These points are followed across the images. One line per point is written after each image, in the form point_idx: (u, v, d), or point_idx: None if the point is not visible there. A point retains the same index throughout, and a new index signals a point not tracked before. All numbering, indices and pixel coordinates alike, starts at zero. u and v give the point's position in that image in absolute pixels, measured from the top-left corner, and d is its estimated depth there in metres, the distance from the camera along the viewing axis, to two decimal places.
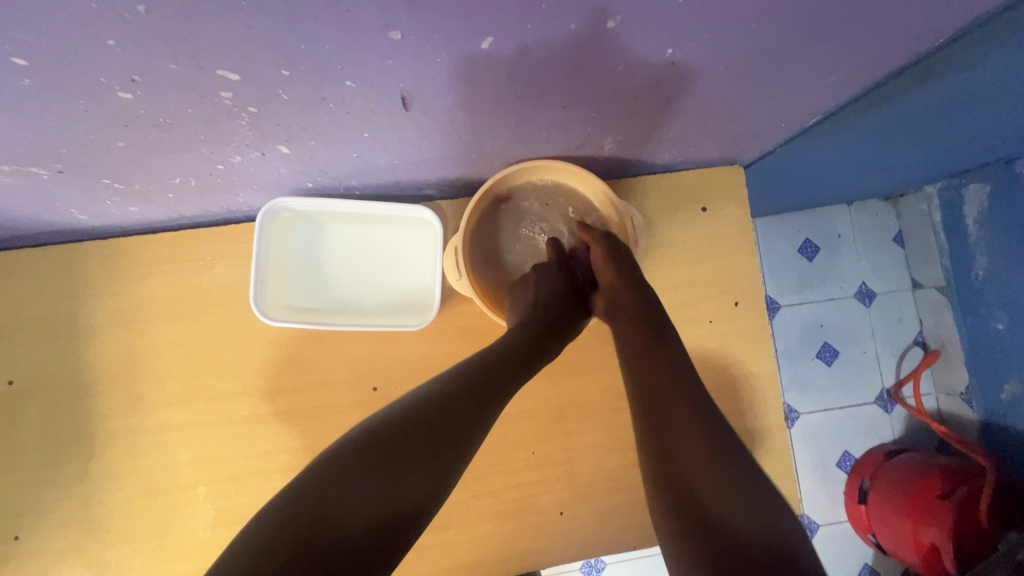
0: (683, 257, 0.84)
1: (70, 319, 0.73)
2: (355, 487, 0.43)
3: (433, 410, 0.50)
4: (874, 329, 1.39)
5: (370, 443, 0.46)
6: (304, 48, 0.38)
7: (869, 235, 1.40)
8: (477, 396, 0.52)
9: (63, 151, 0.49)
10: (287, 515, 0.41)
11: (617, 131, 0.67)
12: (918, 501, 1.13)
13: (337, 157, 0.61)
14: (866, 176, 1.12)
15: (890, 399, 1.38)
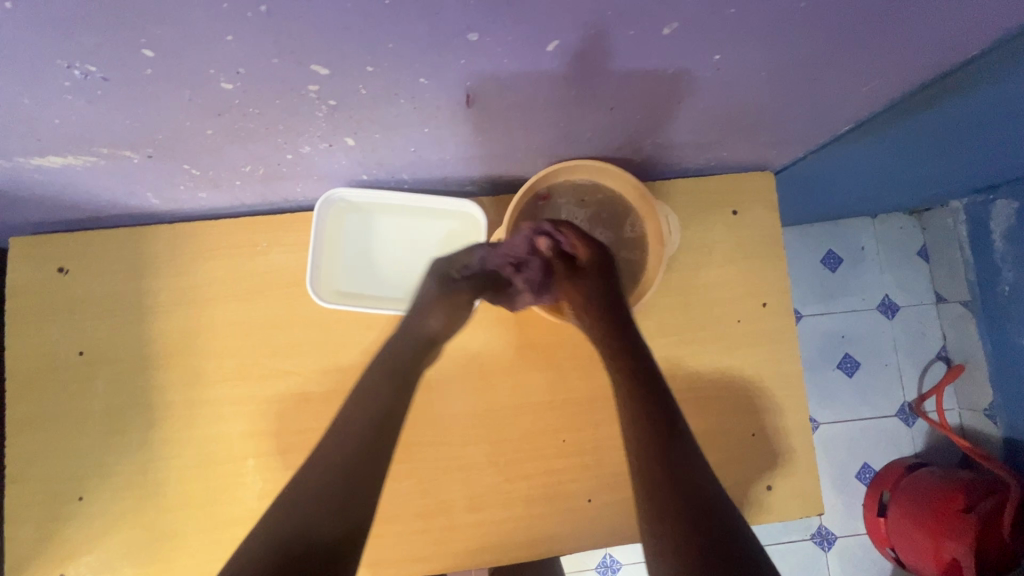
0: (714, 258, 0.87)
1: (135, 296, 0.78)
2: (330, 476, 0.57)
3: (364, 397, 0.62)
4: (896, 342, 1.40)
5: (342, 436, 0.60)
6: (392, 46, 0.43)
7: (894, 248, 1.41)
8: (390, 374, 0.65)
9: (159, 137, 0.54)
10: (293, 503, 0.56)
11: (658, 133, 0.70)
12: (938, 516, 1.13)
13: (395, 150, 0.65)
14: (891, 188, 1.14)
15: (912, 412, 1.38)
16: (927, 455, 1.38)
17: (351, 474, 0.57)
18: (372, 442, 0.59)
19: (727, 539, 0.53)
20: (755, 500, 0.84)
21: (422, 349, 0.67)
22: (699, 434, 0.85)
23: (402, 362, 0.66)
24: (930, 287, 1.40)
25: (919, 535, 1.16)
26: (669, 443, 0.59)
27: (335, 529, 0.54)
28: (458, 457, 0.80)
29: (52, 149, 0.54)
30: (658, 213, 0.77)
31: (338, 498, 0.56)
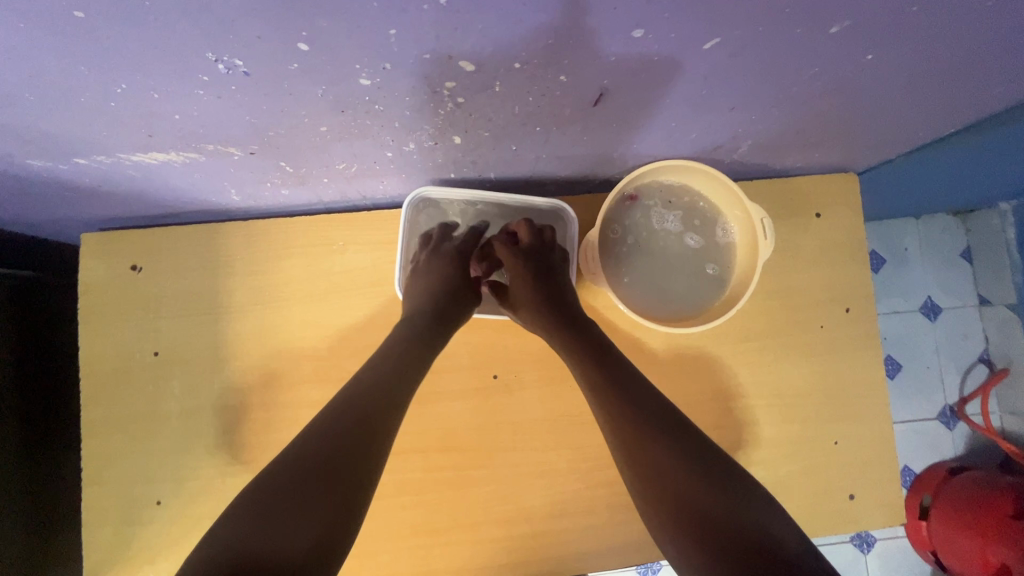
0: (796, 262, 0.85)
1: (211, 296, 0.76)
2: (331, 434, 0.53)
3: (363, 378, 0.60)
4: (938, 346, 1.30)
5: (334, 407, 0.56)
6: (552, 43, 0.42)
7: (939, 249, 1.31)
8: (395, 359, 0.64)
9: (271, 134, 0.52)
10: (280, 467, 0.51)
11: (762, 134, 0.68)
12: (986, 519, 1.05)
13: (496, 150, 0.63)
14: (956, 192, 1.10)
15: (953, 416, 1.29)
16: (970, 459, 1.28)
17: (350, 430, 0.54)
18: (355, 405, 0.56)
19: (740, 537, 0.48)
20: (836, 509, 0.82)
21: (421, 334, 0.68)
22: (781, 441, 0.83)
23: (403, 347, 0.66)
24: (974, 288, 1.30)
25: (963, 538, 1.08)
26: (635, 439, 0.57)
27: (299, 480, 0.49)
28: (537, 462, 0.78)
29: (159, 145, 0.52)
30: (753, 218, 0.72)
31: (316, 454, 0.51)
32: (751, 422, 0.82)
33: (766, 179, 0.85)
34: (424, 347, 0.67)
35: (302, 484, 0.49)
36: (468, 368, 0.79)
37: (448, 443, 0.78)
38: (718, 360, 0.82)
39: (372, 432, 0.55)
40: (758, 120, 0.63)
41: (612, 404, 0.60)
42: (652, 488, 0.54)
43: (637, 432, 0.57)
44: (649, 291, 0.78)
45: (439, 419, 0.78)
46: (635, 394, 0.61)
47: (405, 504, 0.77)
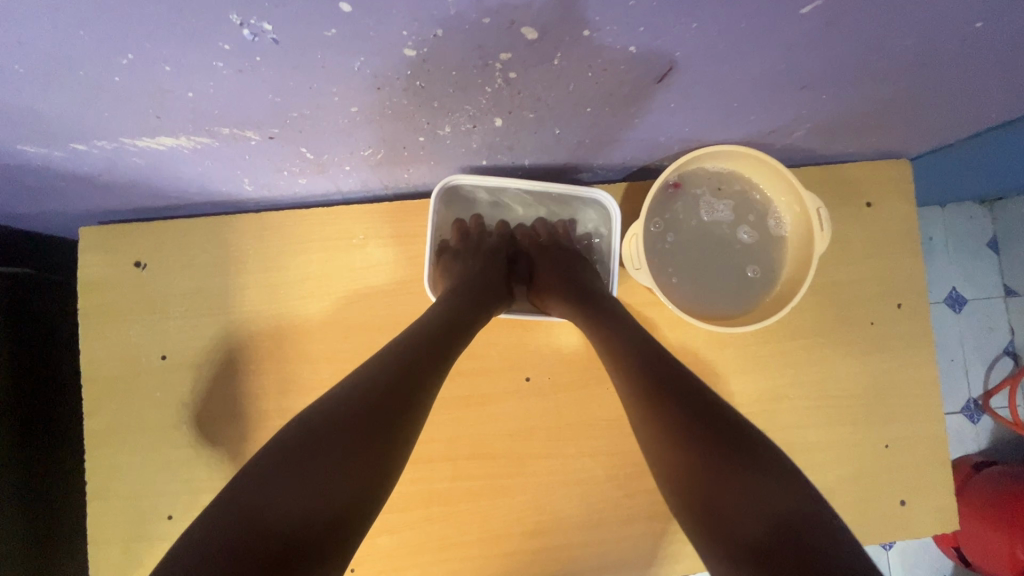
0: (845, 254, 0.79)
1: (221, 295, 0.70)
2: (363, 395, 0.42)
3: (396, 344, 0.50)
4: (963, 339, 1.20)
5: (361, 370, 0.46)
6: (631, 5, 0.37)
7: (966, 239, 1.20)
8: (434, 326, 0.54)
9: (295, 115, 0.46)
10: (285, 431, 0.40)
11: (823, 116, 0.63)
12: (1015, 513, 1.00)
13: (537, 134, 0.57)
14: (992, 184, 1.03)
15: (978, 408, 1.20)
16: (992, 454, 1.19)
17: (389, 393, 0.43)
18: (394, 367, 0.46)
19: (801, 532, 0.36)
20: (888, 514, 0.78)
21: (458, 304, 0.59)
22: (831, 445, 0.78)
23: (440, 316, 0.56)
24: (999, 279, 1.20)
25: (989, 533, 1.03)
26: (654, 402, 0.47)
27: (321, 442, 0.38)
28: (574, 470, 0.73)
29: (169, 129, 0.46)
30: (809, 208, 0.67)
31: (340, 415, 0.40)
32: (798, 425, 0.77)
33: (813, 167, 0.79)
34: (462, 317, 0.58)
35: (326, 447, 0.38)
36: (500, 370, 0.73)
37: (478, 450, 0.73)
38: (765, 359, 0.77)
39: (412, 399, 0.45)
40: (826, 98, 0.58)
41: (632, 365, 0.51)
42: (663, 460, 0.44)
43: (651, 395, 0.47)
44: (695, 287, 0.73)
45: (469, 425, 0.73)
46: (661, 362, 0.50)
47: (434, 515, 0.72)
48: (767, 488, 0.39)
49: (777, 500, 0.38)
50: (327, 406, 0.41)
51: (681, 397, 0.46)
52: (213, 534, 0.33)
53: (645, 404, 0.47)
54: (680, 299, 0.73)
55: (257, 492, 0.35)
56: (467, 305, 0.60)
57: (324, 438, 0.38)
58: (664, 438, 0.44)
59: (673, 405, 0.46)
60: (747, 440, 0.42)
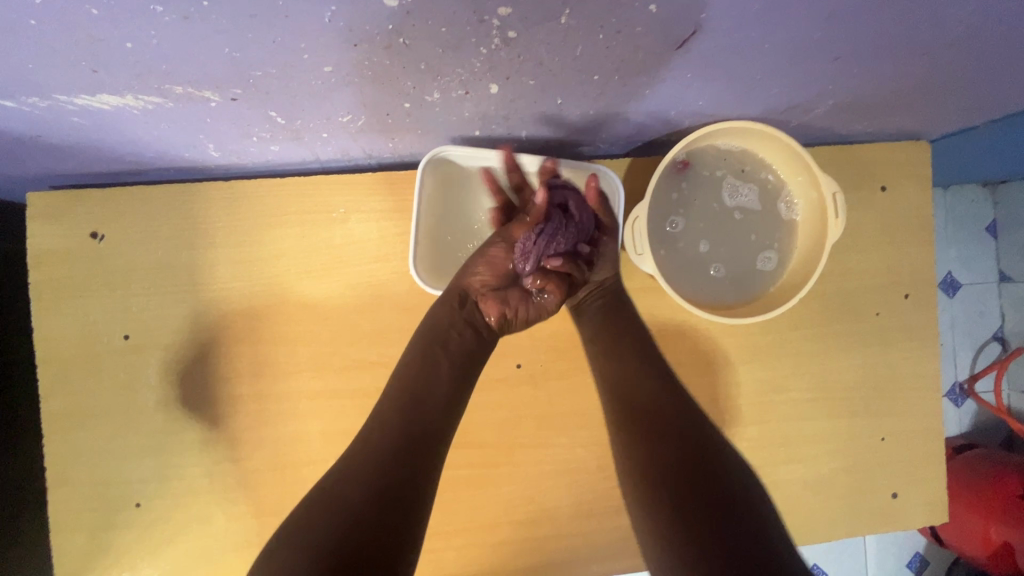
0: (855, 241, 0.75)
1: (189, 270, 0.65)
2: (338, 522, 0.42)
3: (354, 459, 0.47)
4: (953, 325, 1.19)
5: (341, 489, 0.44)
6: None
7: (965, 222, 1.17)
8: (396, 436, 0.48)
9: (260, 74, 0.40)
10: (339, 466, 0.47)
11: (849, 93, 0.58)
12: (992, 498, 1.01)
13: (538, 103, 0.52)
14: (996, 168, 0.99)
15: (963, 393, 1.20)
16: (975, 437, 1.20)
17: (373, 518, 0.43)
18: (383, 435, 0.48)
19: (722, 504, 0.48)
20: (879, 505, 0.77)
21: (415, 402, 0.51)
22: (827, 437, 0.76)
23: (399, 421, 0.49)
24: (995, 263, 1.17)
25: (967, 517, 1.04)
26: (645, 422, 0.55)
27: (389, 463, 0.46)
28: (564, 459, 0.71)
29: (113, 86, 0.40)
30: (824, 192, 0.63)
31: (381, 458, 0.46)
32: (794, 417, 0.75)
33: (828, 145, 0.75)
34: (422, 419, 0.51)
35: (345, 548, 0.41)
36: (489, 357, 0.69)
37: (466, 438, 0.69)
38: (766, 349, 0.74)
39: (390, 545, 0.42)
40: (856, 72, 0.53)
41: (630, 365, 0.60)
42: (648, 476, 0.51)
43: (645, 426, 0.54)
44: (705, 275, 0.69)
45: None
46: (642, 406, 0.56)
47: None
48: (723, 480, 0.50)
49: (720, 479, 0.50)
50: (394, 400, 0.51)
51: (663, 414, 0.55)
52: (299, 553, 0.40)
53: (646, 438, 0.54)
54: (692, 291, 0.68)
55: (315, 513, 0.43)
56: (424, 403, 0.52)
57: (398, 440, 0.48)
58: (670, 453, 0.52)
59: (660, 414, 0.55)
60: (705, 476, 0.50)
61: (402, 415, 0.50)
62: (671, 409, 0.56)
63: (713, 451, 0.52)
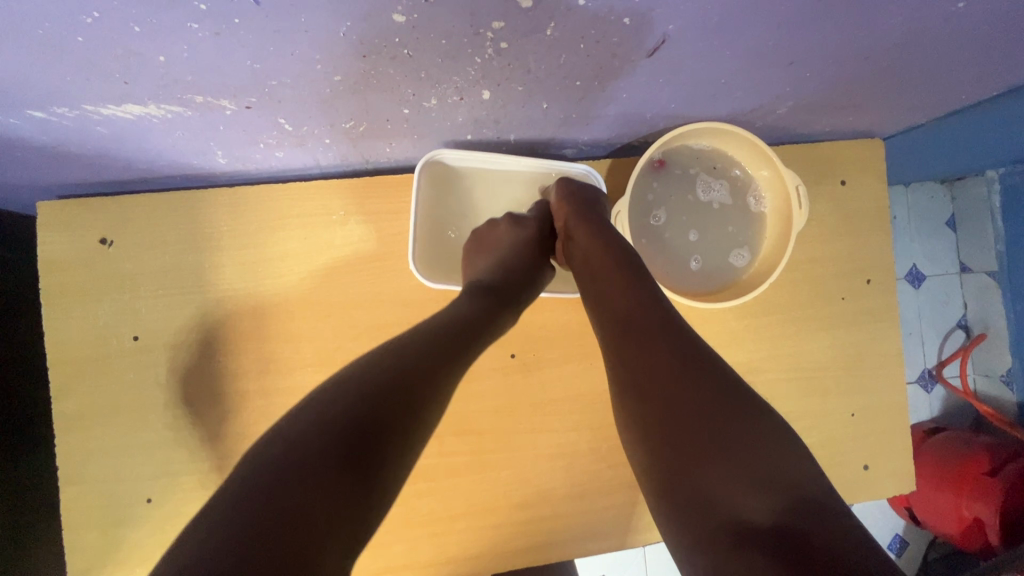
0: (820, 231, 0.81)
1: (195, 272, 0.68)
2: (276, 492, 0.36)
3: (273, 479, 0.36)
4: (920, 313, 1.26)
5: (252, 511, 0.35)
6: None
7: (926, 217, 1.25)
8: (333, 455, 0.38)
9: (275, 83, 0.44)
10: (301, 415, 0.41)
11: (806, 95, 0.64)
12: (963, 476, 1.08)
13: (525, 108, 0.56)
14: (949, 165, 1.07)
15: (931, 378, 1.27)
16: (944, 420, 1.28)
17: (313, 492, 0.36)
18: (357, 393, 0.42)
19: (711, 495, 0.42)
20: (852, 477, 0.82)
21: (369, 422, 0.40)
22: (802, 414, 0.81)
23: (381, 377, 0.43)
24: (955, 256, 1.25)
25: (939, 496, 1.11)
26: (646, 376, 0.48)
27: (352, 430, 0.39)
28: (558, 442, 0.75)
29: (138, 96, 0.43)
30: (787, 185, 0.69)
31: (344, 419, 0.40)
32: (770, 396, 0.80)
33: (791, 144, 0.81)
34: (370, 445, 0.39)
35: (276, 523, 0.35)
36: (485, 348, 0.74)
37: (465, 426, 0.73)
38: (742, 334, 0.79)
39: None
40: (809, 75, 0.59)
41: (645, 328, 0.51)
42: (658, 471, 0.45)
43: (637, 381, 0.48)
44: (683, 263, 0.74)
45: (455, 401, 0.73)
46: (642, 358, 0.49)
47: (420, 492, 0.72)
48: (719, 470, 0.42)
49: (723, 465, 0.42)
50: (380, 360, 0.46)
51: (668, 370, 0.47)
52: (225, 523, 0.34)
53: (636, 394, 0.48)
54: (671, 279, 0.74)
55: (262, 473, 0.37)
56: (415, 377, 0.45)
57: (376, 404, 0.41)
58: (685, 450, 0.44)
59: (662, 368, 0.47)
60: (693, 460, 0.43)
61: (343, 432, 0.39)
62: (692, 395, 0.45)
63: (715, 443, 0.43)
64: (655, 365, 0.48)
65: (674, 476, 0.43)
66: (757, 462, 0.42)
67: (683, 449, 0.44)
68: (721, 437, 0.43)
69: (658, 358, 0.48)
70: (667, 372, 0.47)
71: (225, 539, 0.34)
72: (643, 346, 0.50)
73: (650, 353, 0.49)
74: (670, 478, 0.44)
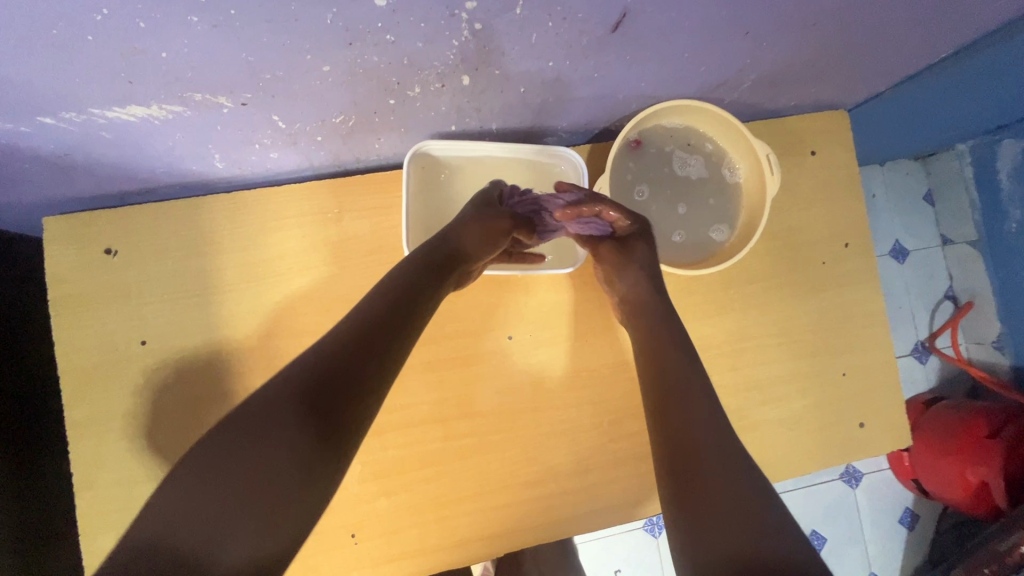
0: (796, 201, 0.85)
1: (199, 275, 0.70)
2: (209, 472, 0.39)
3: (222, 471, 0.39)
4: (908, 287, 1.29)
5: (198, 497, 0.38)
6: None
7: (904, 194, 1.29)
8: (275, 441, 0.40)
9: (268, 77, 0.47)
10: (256, 397, 0.43)
11: (767, 66, 0.68)
12: (964, 442, 1.10)
13: (503, 93, 0.60)
14: (916, 139, 1.13)
15: (925, 350, 1.30)
16: (941, 389, 1.30)
17: (240, 475, 0.39)
18: (307, 377, 0.43)
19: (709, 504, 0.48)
20: (850, 435, 0.84)
21: (315, 417, 0.42)
22: (794, 378, 0.83)
23: (333, 361, 0.44)
24: (936, 229, 1.30)
25: (944, 465, 1.13)
26: (667, 403, 0.57)
27: (285, 416, 0.41)
28: (560, 419, 0.77)
29: (141, 96, 0.46)
30: (758, 155, 0.72)
31: (283, 408, 0.42)
32: (763, 361, 0.83)
33: (762, 120, 0.85)
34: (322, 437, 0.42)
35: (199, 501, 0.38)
36: (483, 331, 0.76)
37: (469, 409, 0.75)
38: (730, 303, 0.82)
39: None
40: (767, 45, 0.63)
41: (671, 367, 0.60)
42: (670, 483, 0.52)
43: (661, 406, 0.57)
44: (666, 237, 0.78)
45: (457, 385, 0.75)
46: (668, 388, 0.58)
47: (429, 476, 0.73)
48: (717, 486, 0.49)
49: (721, 481, 0.49)
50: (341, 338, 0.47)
51: (687, 402, 0.56)
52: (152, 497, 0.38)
53: (658, 417, 0.57)
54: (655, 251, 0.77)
55: (206, 451, 0.40)
56: (362, 359, 0.46)
57: (320, 384, 0.43)
58: (690, 466, 0.51)
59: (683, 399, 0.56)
60: (695, 475, 0.50)
61: (291, 434, 0.41)
62: (701, 423, 0.54)
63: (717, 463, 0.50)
64: (677, 397, 0.57)
65: (681, 488, 0.50)
66: (748, 484, 0.49)
67: (687, 463, 0.51)
68: (728, 514, 0.47)
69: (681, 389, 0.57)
70: (707, 442, 0.52)
71: (155, 508, 0.38)
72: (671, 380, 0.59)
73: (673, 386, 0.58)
74: (676, 489, 0.51)
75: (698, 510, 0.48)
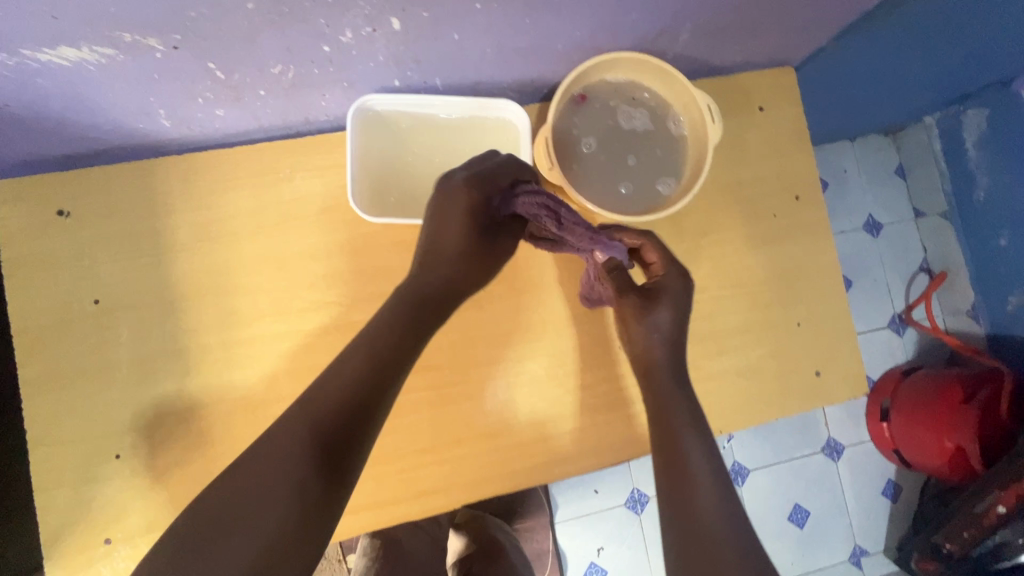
0: (746, 155, 0.87)
1: (151, 235, 0.71)
2: (238, 524, 0.45)
3: (251, 525, 0.45)
4: (884, 261, 1.32)
5: (234, 549, 0.44)
6: None
7: (876, 170, 1.32)
8: (295, 495, 0.47)
9: (194, 15, 0.49)
10: (267, 446, 0.49)
11: (699, 14, 0.70)
12: (941, 410, 1.11)
13: (437, 40, 0.62)
14: (876, 107, 1.15)
15: (902, 322, 1.31)
16: (920, 360, 1.31)
17: (270, 526, 0.45)
18: (311, 423, 0.50)
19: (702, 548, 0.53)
20: (807, 384, 0.85)
21: (320, 458, 0.49)
22: (750, 328, 0.84)
23: (338, 410, 0.51)
24: (909, 204, 1.32)
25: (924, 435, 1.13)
26: (668, 442, 0.61)
27: (298, 472, 0.48)
28: (516, 371, 0.78)
29: (71, 35, 0.48)
30: (698, 101, 0.74)
31: (293, 464, 0.48)
32: (718, 312, 0.84)
33: (709, 78, 0.87)
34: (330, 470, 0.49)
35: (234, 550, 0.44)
36: None
37: (424, 362, 0.76)
38: (682, 256, 0.83)
39: None
40: None
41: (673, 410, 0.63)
42: (668, 522, 0.56)
43: (664, 444, 0.61)
44: (615, 188, 0.78)
45: None
46: (675, 428, 0.62)
47: (385, 430, 0.74)
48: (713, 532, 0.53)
49: (716, 528, 0.54)
50: (333, 380, 0.53)
51: (692, 447, 0.60)
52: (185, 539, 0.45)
53: (662, 456, 0.60)
54: (605, 202, 0.78)
55: (225, 499, 0.47)
56: (360, 405, 0.52)
57: (330, 435, 0.50)
58: (685, 509, 0.56)
59: (688, 442, 0.60)
60: (694, 522, 0.54)
61: (293, 471, 0.48)
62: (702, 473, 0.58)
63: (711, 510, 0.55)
64: (683, 441, 0.60)
65: (680, 529, 0.55)
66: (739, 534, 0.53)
67: (687, 508, 0.56)
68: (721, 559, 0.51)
69: (683, 431, 0.61)
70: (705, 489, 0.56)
71: (187, 548, 0.44)
72: (674, 422, 0.62)
73: (673, 428, 0.62)
74: (673, 528, 0.55)
75: (690, 549, 0.53)
